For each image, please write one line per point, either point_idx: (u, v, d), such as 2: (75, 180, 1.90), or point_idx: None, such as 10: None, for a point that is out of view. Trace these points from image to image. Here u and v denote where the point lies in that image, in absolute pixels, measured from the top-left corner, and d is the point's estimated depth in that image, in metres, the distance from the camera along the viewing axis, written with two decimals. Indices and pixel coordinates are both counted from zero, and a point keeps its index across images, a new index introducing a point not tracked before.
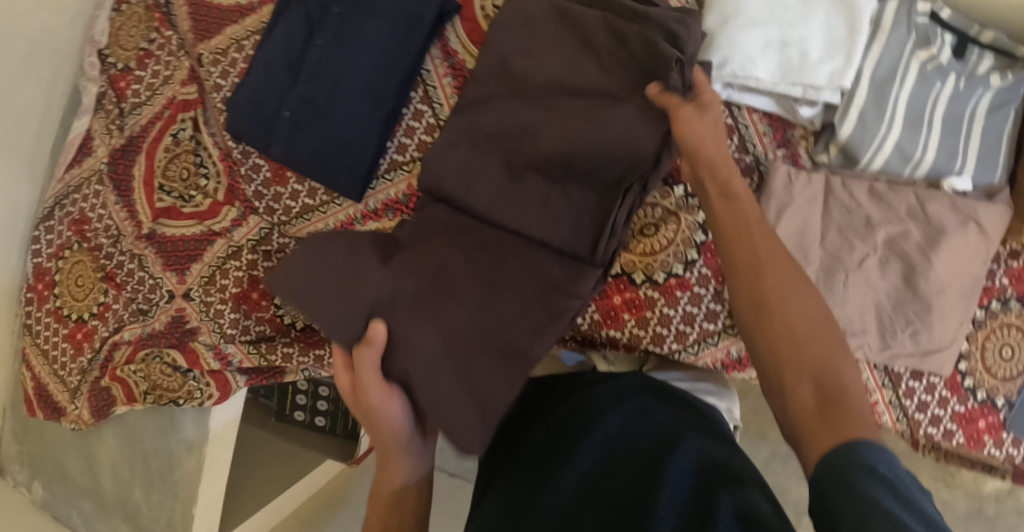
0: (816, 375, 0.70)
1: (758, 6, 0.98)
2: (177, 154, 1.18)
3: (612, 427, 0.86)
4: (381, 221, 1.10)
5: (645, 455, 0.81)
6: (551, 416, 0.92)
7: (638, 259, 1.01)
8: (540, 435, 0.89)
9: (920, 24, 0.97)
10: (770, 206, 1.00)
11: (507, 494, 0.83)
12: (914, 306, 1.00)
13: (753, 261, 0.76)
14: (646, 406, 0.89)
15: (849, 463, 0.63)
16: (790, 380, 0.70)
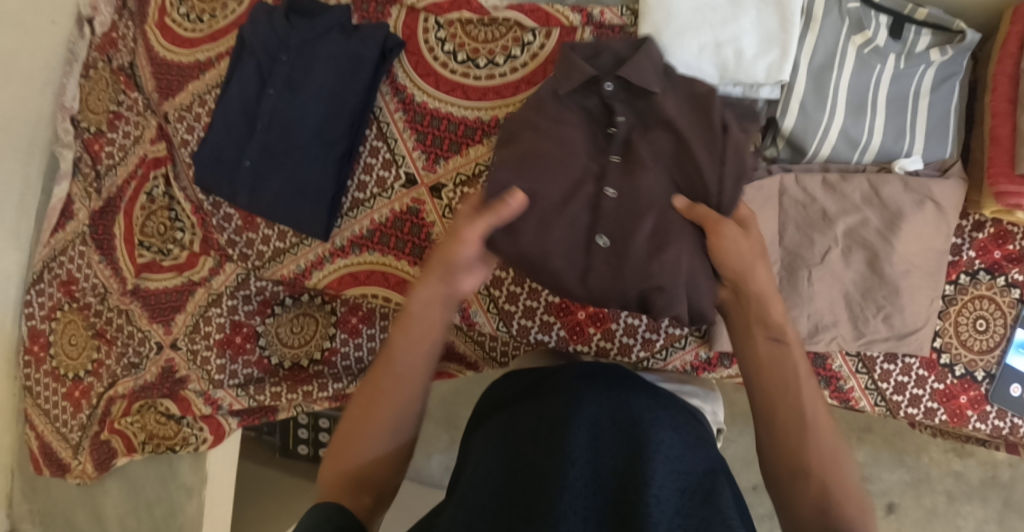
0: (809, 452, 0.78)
1: (686, 11, 1.01)
2: (153, 211, 1.22)
3: (598, 417, 0.87)
4: (349, 258, 1.14)
5: (630, 450, 0.83)
6: (529, 406, 0.92)
7: None
8: (525, 421, 0.89)
9: (852, 9, 0.98)
10: None
11: (501, 482, 0.83)
12: (881, 291, 1.00)
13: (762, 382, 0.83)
14: (627, 398, 0.90)
15: None
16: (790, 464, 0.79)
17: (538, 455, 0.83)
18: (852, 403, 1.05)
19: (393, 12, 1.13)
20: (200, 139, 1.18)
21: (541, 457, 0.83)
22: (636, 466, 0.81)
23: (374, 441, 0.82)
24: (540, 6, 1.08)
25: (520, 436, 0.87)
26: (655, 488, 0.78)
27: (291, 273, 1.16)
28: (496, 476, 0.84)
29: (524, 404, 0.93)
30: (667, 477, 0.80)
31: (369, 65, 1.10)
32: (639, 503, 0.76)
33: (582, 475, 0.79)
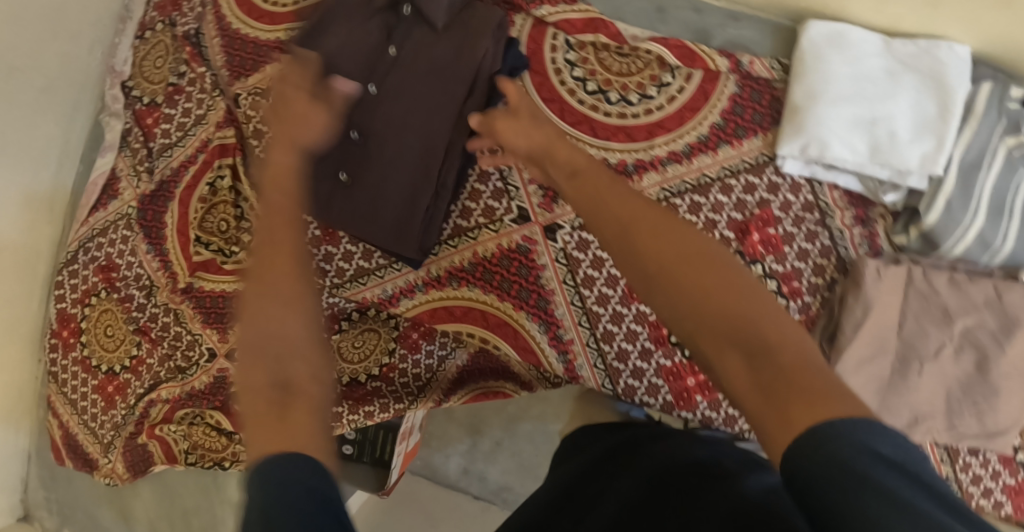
0: (757, 351, 0.61)
1: (845, 81, 0.95)
2: (216, 205, 1.09)
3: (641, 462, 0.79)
4: (444, 289, 1.07)
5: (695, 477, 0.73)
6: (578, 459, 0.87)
7: None
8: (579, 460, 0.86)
9: (1011, 109, 0.94)
10: (854, 305, 0.97)
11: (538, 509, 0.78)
12: (982, 391, 0.99)
13: (693, 307, 0.65)
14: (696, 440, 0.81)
15: (829, 458, 0.52)
16: (739, 364, 0.62)
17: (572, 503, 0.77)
18: None
19: (518, 21, 1.03)
20: None
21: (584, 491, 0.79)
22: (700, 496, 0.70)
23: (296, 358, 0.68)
24: (684, 42, 0.99)
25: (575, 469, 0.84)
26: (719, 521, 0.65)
27: (376, 296, 1.08)
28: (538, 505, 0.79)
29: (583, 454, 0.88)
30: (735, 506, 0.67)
31: (479, 83, 0.97)
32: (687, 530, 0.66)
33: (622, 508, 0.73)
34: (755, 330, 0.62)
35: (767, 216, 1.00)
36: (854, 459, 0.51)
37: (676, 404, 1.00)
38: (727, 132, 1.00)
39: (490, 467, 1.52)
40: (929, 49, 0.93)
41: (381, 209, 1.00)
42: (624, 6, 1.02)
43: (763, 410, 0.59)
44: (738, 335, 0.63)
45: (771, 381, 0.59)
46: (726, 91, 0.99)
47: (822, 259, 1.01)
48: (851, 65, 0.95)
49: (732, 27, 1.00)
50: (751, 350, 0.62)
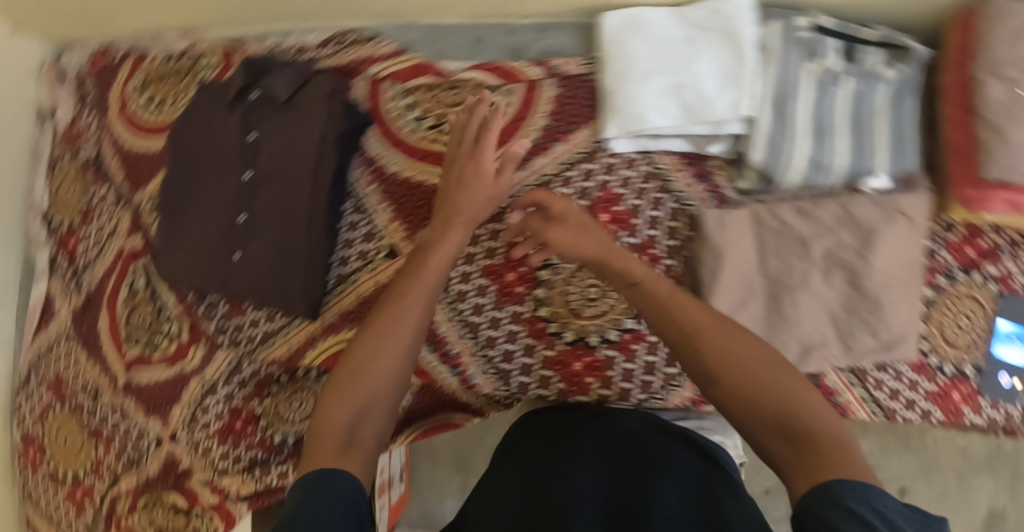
0: (777, 420, 0.73)
1: (646, 57, 1.00)
2: (137, 304, 1.20)
3: (592, 456, 0.90)
4: (339, 333, 1.13)
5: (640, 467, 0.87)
6: (525, 452, 0.94)
7: (574, 322, 1.03)
8: (532, 451, 0.93)
9: (802, 37, 0.98)
10: (707, 255, 0.99)
11: (505, 503, 0.85)
12: (864, 306, 0.99)
13: (717, 377, 0.76)
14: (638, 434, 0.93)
15: (821, 503, 0.65)
16: (766, 436, 0.73)
17: (539, 495, 0.85)
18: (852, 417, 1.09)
19: (356, 84, 1.14)
20: (170, 227, 1.16)
21: (554, 485, 0.86)
22: (644, 485, 0.84)
23: (363, 394, 0.80)
24: (500, 63, 1.10)
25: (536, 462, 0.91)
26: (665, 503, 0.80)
27: (284, 354, 1.15)
28: (502, 501, 0.86)
29: (528, 444, 0.96)
30: (674, 491, 0.82)
31: (323, 146, 1.09)
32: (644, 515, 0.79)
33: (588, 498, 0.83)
34: (773, 393, 0.74)
35: (612, 197, 1.05)
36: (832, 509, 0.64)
37: (571, 393, 1.05)
38: (556, 129, 1.07)
39: None
40: (713, 9, 0.98)
41: (261, 274, 1.11)
42: (446, 44, 1.12)
43: (788, 466, 0.70)
44: (755, 399, 0.74)
45: (806, 449, 0.70)
46: (547, 95, 1.08)
47: (673, 222, 1.04)
48: (647, 42, 1.00)
49: (541, 38, 1.09)
50: (783, 410, 0.73)
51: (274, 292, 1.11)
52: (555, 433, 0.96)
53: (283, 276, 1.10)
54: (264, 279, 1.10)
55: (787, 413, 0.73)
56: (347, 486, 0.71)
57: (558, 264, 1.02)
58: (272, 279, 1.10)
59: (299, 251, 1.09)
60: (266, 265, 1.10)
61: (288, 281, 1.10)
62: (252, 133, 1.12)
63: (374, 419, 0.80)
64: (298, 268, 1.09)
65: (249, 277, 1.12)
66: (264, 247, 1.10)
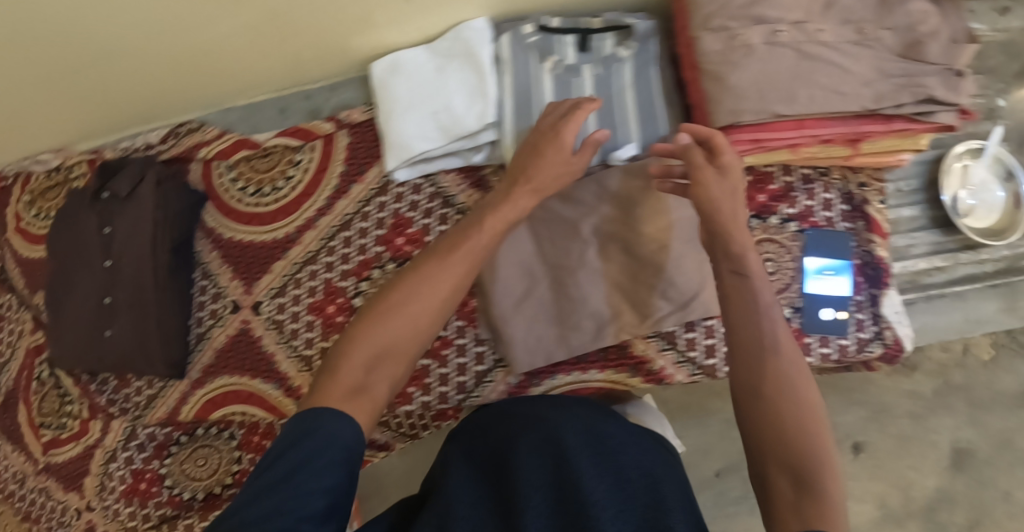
0: (788, 456, 0.77)
1: (406, 93, 1.11)
2: (45, 393, 1.34)
3: (576, 437, 0.92)
4: (207, 386, 1.25)
5: (594, 455, 0.90)
6: (503, 429, 0.96)
7: None
8: (492, 441, 0.96)
9: (533, 42, 1.06)
10: None
11: (459, 494, 0.88)
12: (647, 272, 1.03)
13: (753, 390, 0.81)
14: (599, 426, 0.95)
15: None
16: (772, 464, 0.77)
17: (498, 486, 0.89)
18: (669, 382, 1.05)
19: (193, 167, 1.28)
20: (55, 318, 1.30)
21: (505, 480, 0.89)
22: (573, 472, 0.87)
23: (403, 342, 0.84)
24: (299, 127, 1.23)
25: (491, 456, 0.94)
26: (598, 496, 0.84)
27: (165, 413, 1.28)
28: (454, 494, 0.89)
29: (500, 424, 0.98)
30: (613, 482, 0.87)
31: (158, 226, 1.21)
32: (583, 505, 0.84)
33: (535, 491, 0.86)
34: (784, 420, 0.79)
35: (403, 221, 1.15)
36: None
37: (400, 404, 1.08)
38: (353, 174, 1.20)
39: None
40: (454, 37, 1.09)
41: (128, 346, 1.23)
42: (257, 120, 1.28)
43: (783, 510, 0.75)
44: (781, 428, 0.78)
45: (806, 491, 0.75)
46: (343, 145, 1.21)
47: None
48: (407, 80, 1.11)
49: (335, 95, 1.25)
50: (778, 438, 0.78)
51: (142, 359, 1.23)
52: (508, 423, 0.97)
53: (145, 342, 1.22)
54: (131, 350, 1.23)
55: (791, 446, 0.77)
56: (344, 428, 0.75)
57: (367, 289, 1.16)
58: (138, 349, 1.23)
59: (153, 319, 1.21)
60: (129, 336, 1.22)
61: (149, 348, 1.22)
62: (106, 228, 1.25)
63: (389, 370, 0.82)
64: (155, 334, 1.21)
65: (120, 350, 1.24)
66: (125, 321, 1.22)
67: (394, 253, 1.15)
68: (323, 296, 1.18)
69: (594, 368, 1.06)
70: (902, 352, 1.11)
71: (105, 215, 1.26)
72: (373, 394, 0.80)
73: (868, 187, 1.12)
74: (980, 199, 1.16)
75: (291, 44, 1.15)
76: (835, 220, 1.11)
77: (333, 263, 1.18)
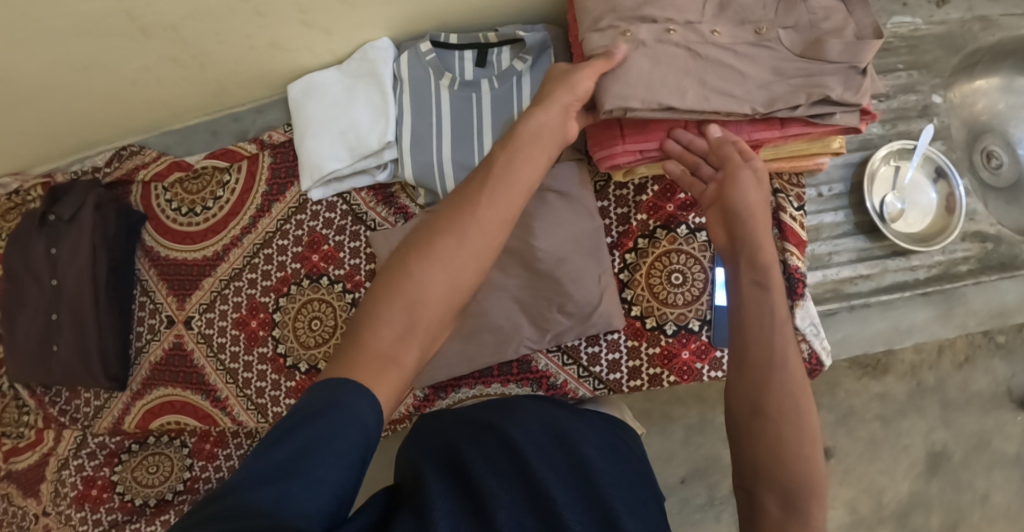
0: (783, 477, 0.76)
1: (318, 112, 1.15)
2: (6, 404, 1.40)
3: (530, 435, 0.88)
4: (145, 398, 1.29)
5: (565, 453, 0.86)
6: (468, 429, 0.90)
7: (306, 351, 1.18)
8: (462, 433, 0.90)
9: (430, 59, 1.06)
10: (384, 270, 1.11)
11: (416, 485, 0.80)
12: (546, 288, 1.03)
13: (753, 404, 0.79)
14: (575, 425, 0.92)
15: None
16: (763, 481, 0.76)
17: (460, 478, 0.81)
18: (571, 397, 1.04)
19: (134, 190, 1.32)
20: (8, 332, 1.37)
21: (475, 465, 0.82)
22: (566, 465, 0.83)
23: (439, 297, 0.79)
24: (227, 148, 1.26)
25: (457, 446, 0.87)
26: (565, 490, 0.79)
27: (110, 422, 1.33)
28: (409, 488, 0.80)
29: (467, 427, 0.91)
30: (595, 475, 0.83)
31: (96, 247, 1.25)
32: (547, 495, 0.77)
33: (500, 482, 0.79)
34: (783, 438, 0.77)
35: (318, 238, 1.19)
36: None
37: None
38: (275, 194, 1.22)
39: None
40: (361, 58, 1.12)
41: (68, 359, 1.28)
42: (191, 145, 1.32)
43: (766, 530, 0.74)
44: (775, 444, 0.77)
45: (794, 515, 0.74)
46: (266, 165, 1.23)
47: (368, 249, 1.17)
48: (320, 100, 1.15)
49: (260, 117, 1.28)
50: (775, 457, 0.77)
51: (82, 373, 1.28)
52: (480, 419, 0.92)
53: (82, 354, 1.27)
54: (71, 363, 1.28)
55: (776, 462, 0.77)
56: (363, 399, 0.72)
57: (286, 305, 1.20)
58: (77, 361, 1.27)
59: (88, 333, 1.25)
60: (68, 349, 1.27)
61: (86, 360, 1.27)
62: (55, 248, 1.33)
63: (419, 331, 0.78)
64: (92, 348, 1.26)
65: (61, 360, 1.29)
66: (65, 335, 1.28)
67: (309, 269, 1.19)
68: (248, 311, 1.22)
69: (497, 383, 1.06)
70: (820, 366, 1.07)
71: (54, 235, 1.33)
72: (397, 362, 0.76)
73: (782, 194, 1.09)
74: (910, 201, 1.12)
75: (209, 71, 1.18)
76: None
77: (257, 280, 1.22)
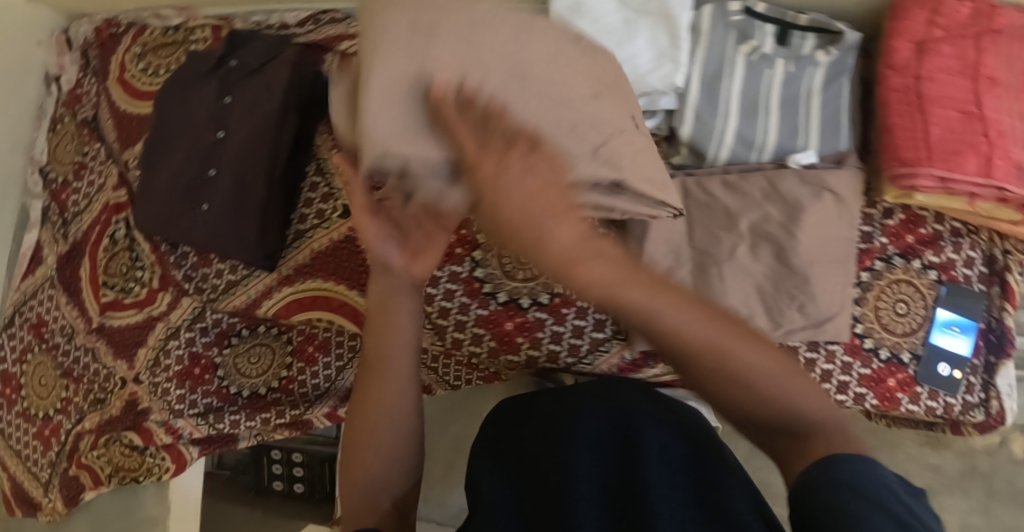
0: (767, 413, 0.62)
1: (590, 37, 1.01)
2: (117, 253, 1.27)
3: (595, 432, 0.86)
4: (296, 285, 1.20)
5: (630, 450, 0.83)
6: (536, 422, 0.89)
7: (516, 285, 1.09)
8: (525, 431, 0.89)
9: (736, 21, 1.01)
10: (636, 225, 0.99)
11: (503, 488, 0.84)
12: (793, 281, 1.00)
13: (694, 344, 0.60)
14: (627, 404, 0.88)
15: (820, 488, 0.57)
16: (763, 416, 0.62)
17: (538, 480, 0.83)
18: None
19: (324, 60, 1.16)
20: (144, 178, 1.22)
21: (546, 464, 0.84)
22: (636, 468, 0.81)
23: (374, 458, 0.76)
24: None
25: (524, 450, 0.87)
26: (660, 487, 0.78)
27: (242, 303, 1.21)
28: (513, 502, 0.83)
29: (535, 422, 0.90)
30: (669, 475, 0.80)
31: (288, 111, 1.12)
32: (640, 511, 0.77)
33: (589, 487, 0.81)
34: (748, 374, 0.60)
35: None
36: (840, 499, 0.56)
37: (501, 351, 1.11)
38: None
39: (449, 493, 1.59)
40: None
41: (222, 224, 1.14)
42: None
43: (788, 450, 0.62)
44: (738, 391, 0.61)
45: (800, 438, 0.62)
46: None
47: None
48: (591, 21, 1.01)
49: None
50: (762, 397, 0.61)
51: (231, 244, 1.15)
52: (540, 419, 0.90)
53: (245, 223, 1.13)
54: (222, 231, 1.14)
55: (762, 401, 0.61)
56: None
57: None
58: (232, 230, 1.14)
59: (259, 202, 1.13)
60: (227, 214, 1.14)
61: (247, 232, 1.14)
62: (226, 97, 1.16)
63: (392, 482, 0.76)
64: (260, 220, 1.13)
65: (213, 227, 1.14)
66: (227, 198, 1.13)
67: None
68: None
69: None
70: (1000, 424, 1.11)
71: (228, 84, 1.16)
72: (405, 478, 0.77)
73: (1012, 255, 1.08)
74: None
75: None
76: (972, 279, 1.09)
77: None
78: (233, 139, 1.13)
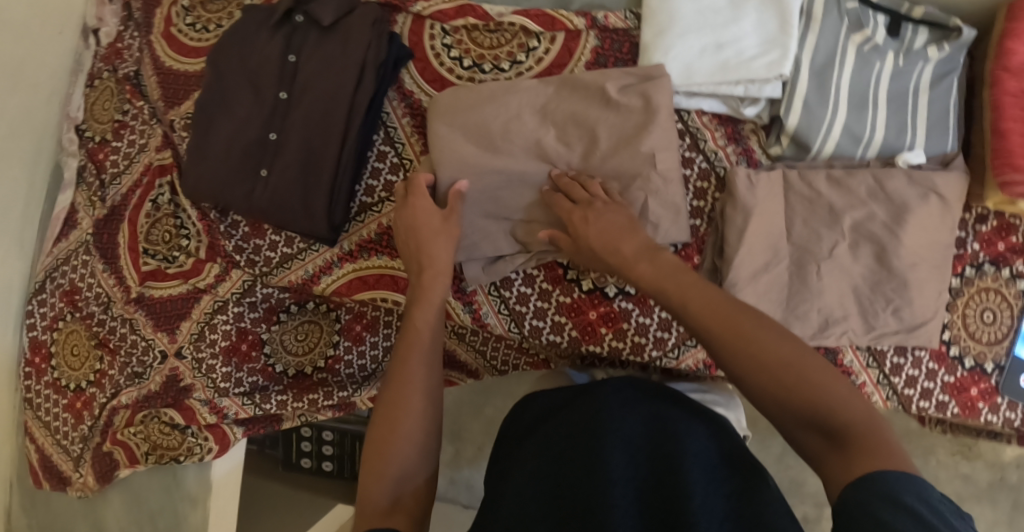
0: (812, 416, 0.72)
1: (692, 14, 1.00)
2: (160, 219, 1.20)
3: (630, 435, 0.83)
4: (358, 262, 1.14)
5: (665, 456, 0.81)
6: (569, 418, 0.87)
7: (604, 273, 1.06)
8: (553, 428, 0.87)
9: (850, 9, 0.98)
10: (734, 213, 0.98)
11: (537, 487, 0.81)
12: (891, 284, 0.98)
13: (771, 361, 0.74)
14: (661, 409, 0.86)
15: (872, 497, 0.64)
16: (793, 422, 0.73)
17: (572, 480, 0.81)
18: (866, 399, 1.06)
19: (399, 20, 1.13)
20: (193, 136, 1.13)
21: (582, 466, 0.81)
22: (674, 477, 0.79)
23: (402, 449, 0.83)
24: (545, 11, 1.08)
25: (554, 452, 0.84)
26: (698, 498, 0.76)
27: (299, 278, 1.16)
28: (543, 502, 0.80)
29: (565, 422, 0.87)
30: (710, 485, 0.78)
31: (366, 75, 1.07)
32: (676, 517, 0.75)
33: (625, 494, 0.78)
34: (818, 393, 0.72)
35: None
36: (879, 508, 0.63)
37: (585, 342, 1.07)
38: None
39: (475, 473, 1.51)
40: None
41: (288, 192, 1.09)
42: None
43: (829, 461, 0.70)
44: (798, 398, 0.73)
45: (843, 440, 0.70)
46: (589, 46, 1.07)
47: (703, 182, 1.04)
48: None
49: None
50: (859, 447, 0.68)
51: (296, 214, 1.09)
52: (570, 417, 0.87)
53: (313, 191, 1.08)
54: (288, 199, 1.09)
55: (792, 389, 0.73)
56: None
57: None
58: (297, 199, 1.09)
59: (328, 171, 1.07)
60: (295, 181, 1.09)
61: (315, 201, 1.08)
62: (291, 55, 1.10)
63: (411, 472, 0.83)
64: (328, 190, 1.08)
65: (277, 193, 1.09)
66: (297, 165, 1.09)
67: None
68: None
69: None
70: None
71: (299, 47, 1.11)
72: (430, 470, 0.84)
73: None
74: None
75: None
76: None
77: None
78: (304, 103, 1.09)
